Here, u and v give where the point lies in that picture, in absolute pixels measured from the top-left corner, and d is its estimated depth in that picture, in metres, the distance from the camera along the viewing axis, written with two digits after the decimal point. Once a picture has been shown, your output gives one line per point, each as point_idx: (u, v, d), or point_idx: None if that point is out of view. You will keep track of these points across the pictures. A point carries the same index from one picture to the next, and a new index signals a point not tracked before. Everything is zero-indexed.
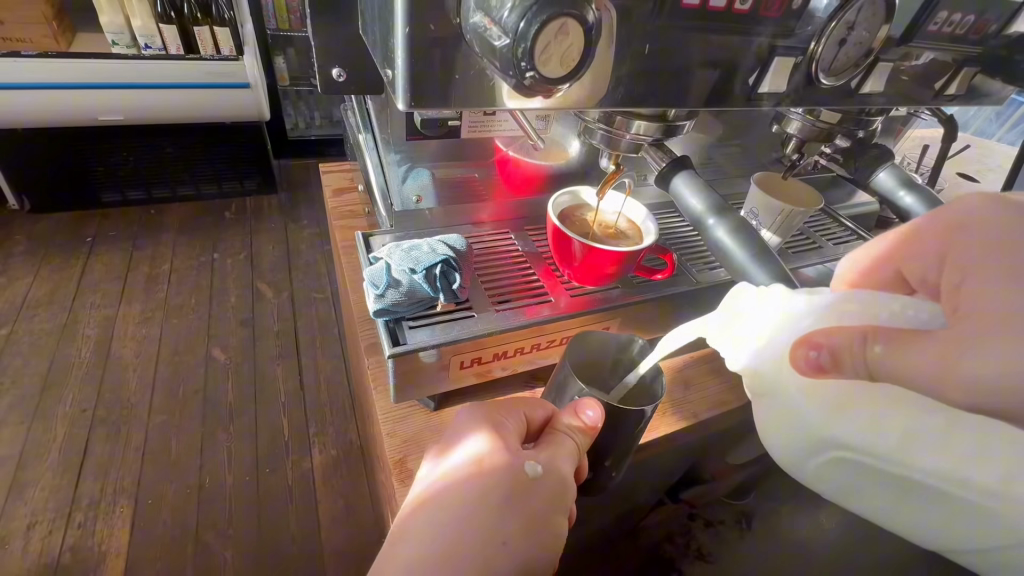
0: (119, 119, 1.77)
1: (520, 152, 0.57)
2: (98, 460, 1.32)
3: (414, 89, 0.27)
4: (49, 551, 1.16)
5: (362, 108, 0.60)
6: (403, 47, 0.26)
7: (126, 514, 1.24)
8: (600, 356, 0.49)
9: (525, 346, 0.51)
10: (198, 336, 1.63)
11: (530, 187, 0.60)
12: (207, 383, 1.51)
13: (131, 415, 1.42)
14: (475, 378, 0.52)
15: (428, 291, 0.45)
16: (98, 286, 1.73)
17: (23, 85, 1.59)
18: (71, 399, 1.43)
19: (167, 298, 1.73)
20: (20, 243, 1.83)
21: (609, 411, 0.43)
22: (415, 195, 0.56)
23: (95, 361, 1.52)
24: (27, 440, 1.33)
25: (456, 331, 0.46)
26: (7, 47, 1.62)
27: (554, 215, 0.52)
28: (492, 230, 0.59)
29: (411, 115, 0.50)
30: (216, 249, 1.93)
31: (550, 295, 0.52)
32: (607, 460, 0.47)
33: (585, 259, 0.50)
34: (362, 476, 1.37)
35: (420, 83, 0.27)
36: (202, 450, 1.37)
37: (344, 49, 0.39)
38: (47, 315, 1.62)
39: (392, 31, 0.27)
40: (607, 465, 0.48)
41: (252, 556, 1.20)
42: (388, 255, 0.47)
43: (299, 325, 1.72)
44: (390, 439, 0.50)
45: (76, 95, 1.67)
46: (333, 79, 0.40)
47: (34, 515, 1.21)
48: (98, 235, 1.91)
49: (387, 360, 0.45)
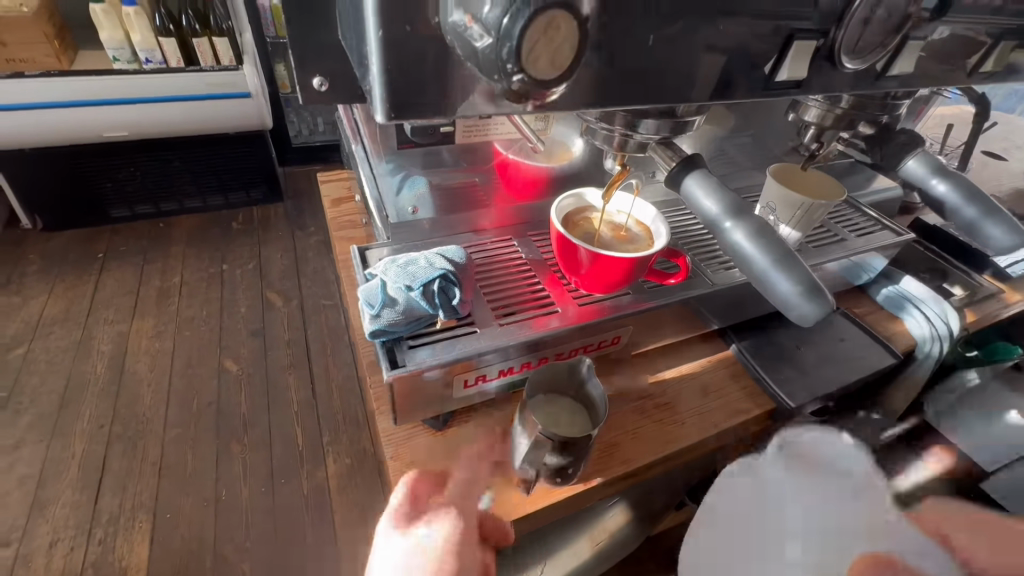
0: (122, 134, 1.78)
1: (520, 154, 0.55)
2: (116, 474, 1.33)
3: (391, 96, 0.24)
4: (71, 567, 1.18)
5: (352, 122, 0.59)
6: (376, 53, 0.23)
7: (145, 529, 1.24)
8: (558, 373, 0.49)
9: (531, 360, 0.48)
10: (211, 348, 1.63)
11: (531, 191, 0.58)
12: (220, 395, 1.51)
13: (147, 430, 1.43)
14: (481, 395, 0.49)
15: (425, 308, 0.42)
16: (111, 301, 1.75)
17: (29, 105, 1.60)
18: (88, 415, 1.44)
19: (179, 311, 1.73)
20: (34, 261, 1.85)
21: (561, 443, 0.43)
22: (411, 206, 0.54)
23: (110, 377, 1.53)
24: (47, 457, 1.35)
25: (457, 349, 0.43)
26: (12, 69, 1.64)
27: (557, 220, 0.49)
28: (495, 238, 0.56)
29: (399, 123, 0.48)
30: (225, 260, 1.94)
31: (557, 305, 0.49)
32: (569, 467, 0.46)
33: (590, 267, 0.47)
34: (378, 483, 1.36)
35: (399, 89, 0.24)
36: (217, 463, 1.37)
37: (323, 56, 0.35)
38: (62, 332, 1.64)
39: (366, 35, 0.24)
40: (569, 473, 0.47)
41: (271, 567, 1.20)
42: (383, 271, 0.44)
43: (310, 332, 1.71)
44: (394, 462, 0.48)
45: (80, 112, 1.67)
46: (313, 88, 0.36)
47: (55, 532, 1.23)
48: (109, 250, 1.93)
49: (386, 384, 0.42)
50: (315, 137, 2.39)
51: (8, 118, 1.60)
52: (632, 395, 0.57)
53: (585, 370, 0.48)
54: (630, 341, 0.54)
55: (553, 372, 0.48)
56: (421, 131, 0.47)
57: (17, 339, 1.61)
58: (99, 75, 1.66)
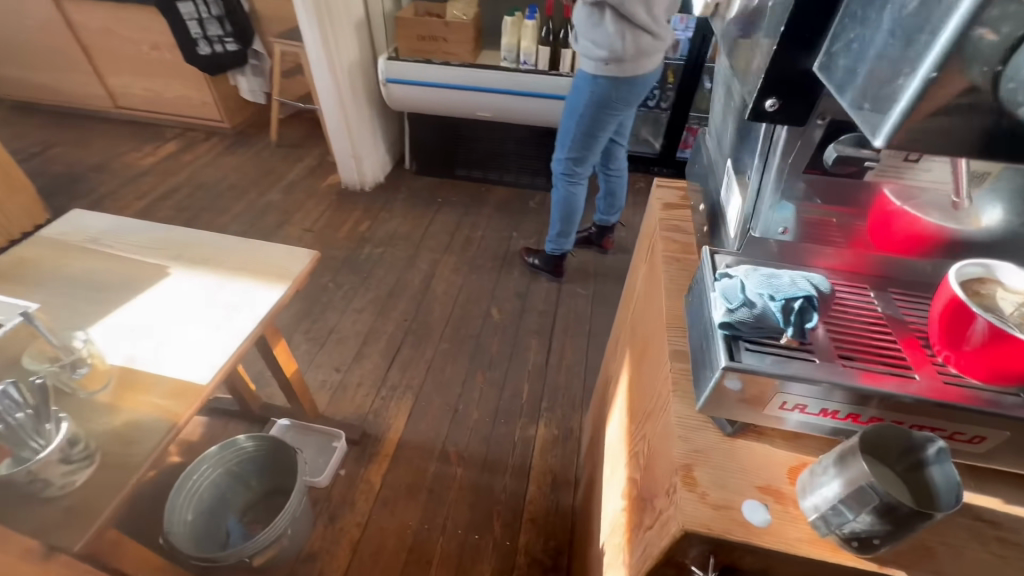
0: (488, 114, 2.47)
1: (920, 210, 0.49)
2: (405, 354, 1.94)
3: (908, 141, 0.29)
4: (363, 408, 1.76)
5: (741, 121, 0.57)
6: (925, 84, 0.26)
7: (407, 403, 1.78)
8: (893, 446, 0.43)
9: (864, 413, 0.46)
10: (485, 295, 2.20)
11: (910, 246, 0.51)
12: (481, 331, 2.04)
13: (427, 335, 2.02)
14: (778, 422, 0.50)
15: (779, 321, 0.44)
16: (438, 236, 2.49)
17: (452, 86, 2.38)
18: (400, 310, 2.11)
19: (474, 259, 2.37)
20: (403, 192, 2.76)
21: (901, 516, 0.39)
22: (782, 226, 0.52)
23: (421, 286, 2.23)
24: (376, 323, 2.06)
25: (797, 370, 0.45)
26: (443, 58, 2.38)
27: (954, 282, 0.44)
28: (848, 282, 0.55)
29: (822, 149, 0.44)
30: (516, 230, 2.53)
31: (914, 371, 0.46)
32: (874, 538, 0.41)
33: (981, 347, 0.42)
34: (572, 459, 1.63)
35: (913, 137, 0.28)
36: (463, 381, 1.86)
37: (786, 83, 0.40)
38: (402, 247, 2.42)
39: (911, 59, 0.27)
40: (869, 542, 0.42)
41: (477, 470, 1.60)
42: (744, 275, 0.48)
43: (558, 315, 2.12)
44: (680, 443, 0.52)
45: (476, 95, 2.38)
46: (763, 109, 0.42)
47: (362, 377, 1.85)
48: (446, 200, 2.72)
49: (714, 369, 0.47)
50: None
51: (441, 93, 2.42)
52: (966, 511, 0.47)
53: (932, 452, 0.42)
54: (990, 453, 0.46)
55: (898, 442, 0.43)
56: (842, 163, 0.44)
57: (382, 241, 2.45)
58: (494, 70, 2.32)
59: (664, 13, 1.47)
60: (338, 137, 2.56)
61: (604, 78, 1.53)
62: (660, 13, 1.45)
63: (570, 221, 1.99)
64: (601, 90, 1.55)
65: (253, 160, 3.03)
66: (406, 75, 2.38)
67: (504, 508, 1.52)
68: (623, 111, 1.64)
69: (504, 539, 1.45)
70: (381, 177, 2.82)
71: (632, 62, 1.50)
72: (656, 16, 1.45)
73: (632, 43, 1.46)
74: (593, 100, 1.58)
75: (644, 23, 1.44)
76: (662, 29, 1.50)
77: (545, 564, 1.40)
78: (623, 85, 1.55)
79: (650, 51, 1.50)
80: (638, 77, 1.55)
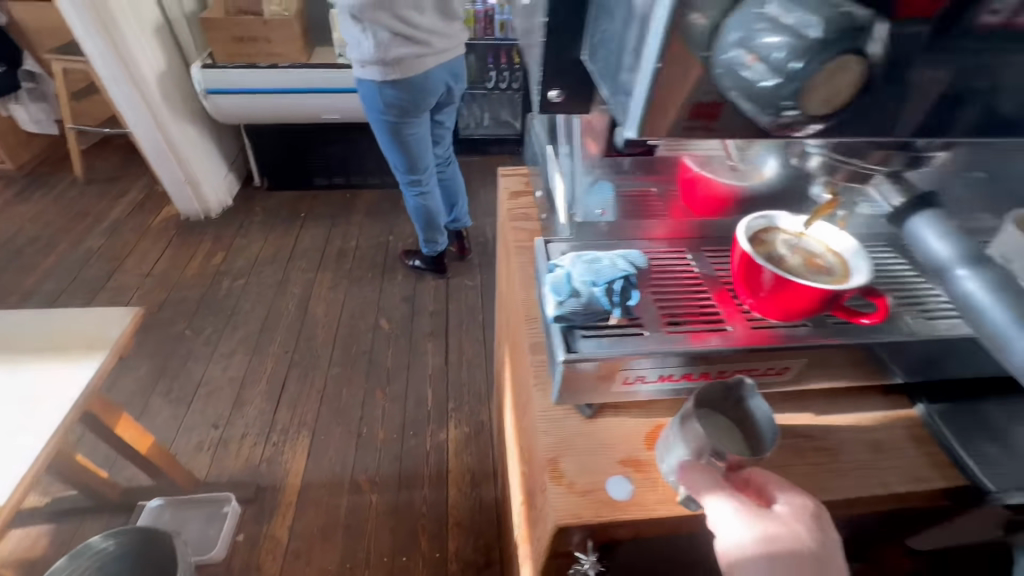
0: (336, 117, 2.30)
1: (713, 171, 0.54)
2: (291, 389, 1.78)
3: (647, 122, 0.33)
4: (252, 460, 1.58)
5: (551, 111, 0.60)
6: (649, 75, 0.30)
7: (303, 441, 1.64)
8: (721, 399, 0.48)
9: (694, 371, 0.49)
10: (370, 307, 2.09)
11: (715, 207, 0.56)
12: (373, 346, 1.93)
13: (315, 364, 1.86)
14: (628, 396, 0.52)
15: (605, 304, 0.46)
16: (307, 253, 2.30)
17: (288, 90, 2.17)
18: (278, 342, 1.93)
19: (351, 272, 2.23)
20: (258, 213, 2.50)
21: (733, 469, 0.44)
22: (599, 209, 0.56)
23: (297, 312, 2.04)
24: (251, 363, 1.85)
25: (627, 347, 0.46)
26: (270, 60, 2.15)
27: (745, 240, 0.49)
28: (666, 248, 0.57)
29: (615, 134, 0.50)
30: (392, 232, 2.43)
31: (726, 323, 0.50)
32: None
33: (774, 290, 0.47)
34: (487, 453, 1.63)
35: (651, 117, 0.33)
36: (363, 405, 1.74)
37: (561, 77, 0.44)
38: (268, 272, 2.20)
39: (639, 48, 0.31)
40: None
41: (393, 491, 1.53)
42: (569, 263, 0.49)
43: (450, 312, 2.08)
44: (546, 438, 0.52)
45: (317, 97, 2.21)
46: (549, 100, 0.46)
47: (246, 428, 1.66)
48: (310, 213, 2.51)
49: (557, 364, 0.47)
50: (481, 128, 3.02)
51: (277, 99, 2.20)
52: (789, 432, 0.54)
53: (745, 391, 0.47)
54: (798, 375, 0.52)
55: (723, 395, 0.48)
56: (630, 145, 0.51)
57: (241, 271, 2.20)
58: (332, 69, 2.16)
59: (417, 16, 1.34)
60: (161, 163, 2.23)
61: (367, 80, 1.42)
62: (411, 14, 1.34)
63: (434, 226, 1.90)
64: (369, 93, 1.45)
65: (57, 203, 2.52)
66: (231, 84, 2.13)
67: (427, 523, 1.47)
68: (412, 120, 1.52)
69: (432, 551, 1.41)
70: (228, 200, 2.52)
71: (385, 66, 1.37)
72: (409, 21, 1.34)
73: (378, 46, 1.34)
74: (369, 105, 1.49)
75: (390, 25, 1.32)
76: (420, 33, 1.37)
77: (479, 563, 1.40)
78: (387, 89, 1.42)
79: (404, 55, 1.37)
80: (402, 82, 1.41)
